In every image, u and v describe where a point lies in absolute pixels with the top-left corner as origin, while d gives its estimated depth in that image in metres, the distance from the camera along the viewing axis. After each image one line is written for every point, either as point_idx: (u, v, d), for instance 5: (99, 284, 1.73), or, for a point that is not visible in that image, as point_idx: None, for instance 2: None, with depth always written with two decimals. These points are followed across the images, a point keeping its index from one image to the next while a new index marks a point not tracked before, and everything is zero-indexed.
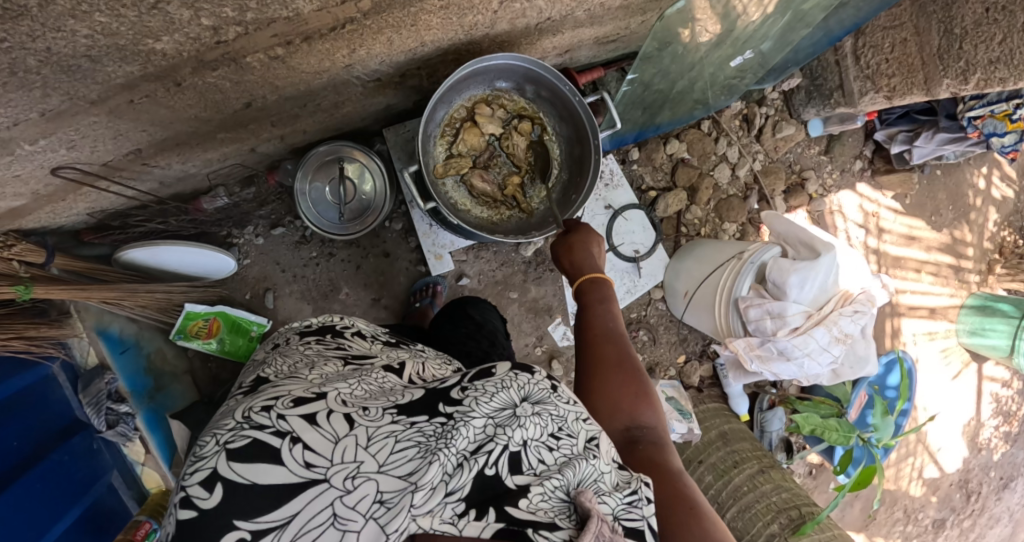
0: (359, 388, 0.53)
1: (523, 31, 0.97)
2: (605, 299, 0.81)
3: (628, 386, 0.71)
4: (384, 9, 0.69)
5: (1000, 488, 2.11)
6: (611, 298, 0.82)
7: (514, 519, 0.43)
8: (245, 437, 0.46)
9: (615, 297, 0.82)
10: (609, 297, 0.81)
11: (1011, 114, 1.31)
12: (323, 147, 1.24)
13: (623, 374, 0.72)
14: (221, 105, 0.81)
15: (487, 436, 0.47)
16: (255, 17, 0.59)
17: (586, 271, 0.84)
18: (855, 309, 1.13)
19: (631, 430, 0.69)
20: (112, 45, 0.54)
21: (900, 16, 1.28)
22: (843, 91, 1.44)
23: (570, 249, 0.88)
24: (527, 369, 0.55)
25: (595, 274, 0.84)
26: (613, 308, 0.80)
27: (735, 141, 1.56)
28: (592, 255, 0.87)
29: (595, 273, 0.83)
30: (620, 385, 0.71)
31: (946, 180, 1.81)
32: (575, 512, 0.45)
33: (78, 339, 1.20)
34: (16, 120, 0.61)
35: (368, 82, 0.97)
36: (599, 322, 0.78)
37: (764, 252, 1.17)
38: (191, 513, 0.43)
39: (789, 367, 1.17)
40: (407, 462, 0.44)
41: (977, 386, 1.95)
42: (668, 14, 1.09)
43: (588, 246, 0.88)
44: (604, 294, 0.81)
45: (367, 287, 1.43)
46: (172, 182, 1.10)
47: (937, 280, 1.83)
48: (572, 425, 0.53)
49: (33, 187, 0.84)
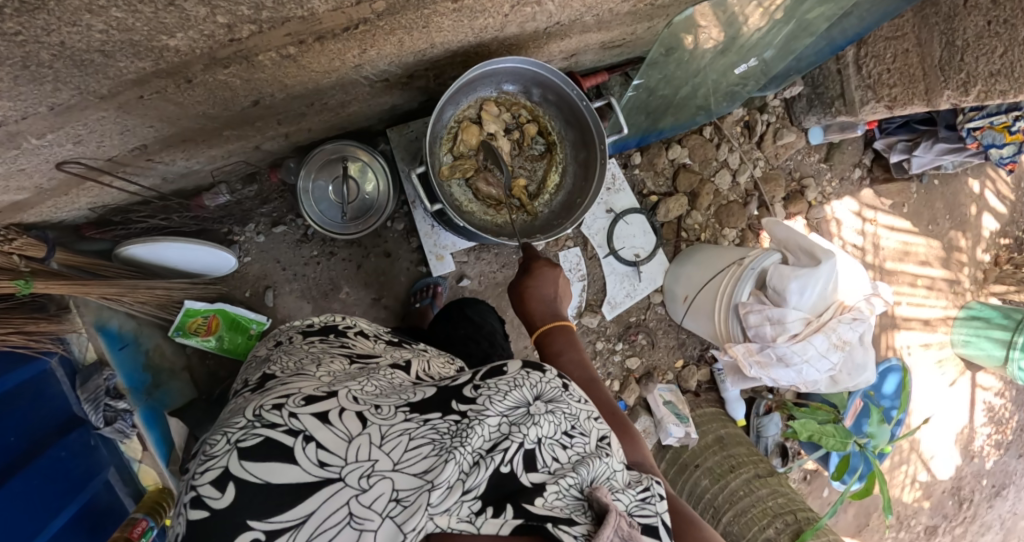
0: (369, 386, 0.53)
1: (531, 34, 0.98)
2: (567, 346, 0.82)
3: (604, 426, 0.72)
4: (397, 10, 0.69)
5: (992, 495, 2.13)
6: (574, 343, 0.82)
7: (532, 514, 0.44)
8: (257, 435, 0.46)
9: (578, 341, 0.83)
10: (569, 343, 0.82)
11: (1010, 126, 1.33)
12: (329, 145, 1.24)
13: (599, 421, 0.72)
14: (229, 103, 0.81)
15: (502, 434, 0.47)
16: (270, 15, 0.59)
17: (545, 321, 0.85)
18: (853, 317, 1.14)
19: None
20: (126, 40, 0.54)
21: (901, 27, 1.29)
22: (844, 100, 1.45)
23: (527, 296, 0.86)
24: (539, 368, 0.55)
25: (551, 321, 0.85)
26: (576, 353, 0.81)
27: (735, 148, 1.57)
28: (550, 298, 0.86)
29: (555, 321, 0.84)
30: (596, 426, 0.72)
31: (943, 190, 1.83)
32: (590, 508, 0.46)
33: (76, 335, 1.19)
34: (25, 114, 0.61)
35: (376, 82, 0.97)
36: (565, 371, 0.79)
37: (764, 258, 1.19)
38: (203, 513, 0.43)
39: (788, 373, 1.18)
40: (423, 461, 0.45)
41: (970, 396, 1.97)
42: (677, 20, 1.09)
43: (544, 290, 0.86)
44: (563, 340, 0.83)
45: (367, 287, 1.42)
46: (174, 178, 1.09)
47: (931, 291, 1.85)
48: (584, 423, 0.54)
49: (36, 181, 0.83)
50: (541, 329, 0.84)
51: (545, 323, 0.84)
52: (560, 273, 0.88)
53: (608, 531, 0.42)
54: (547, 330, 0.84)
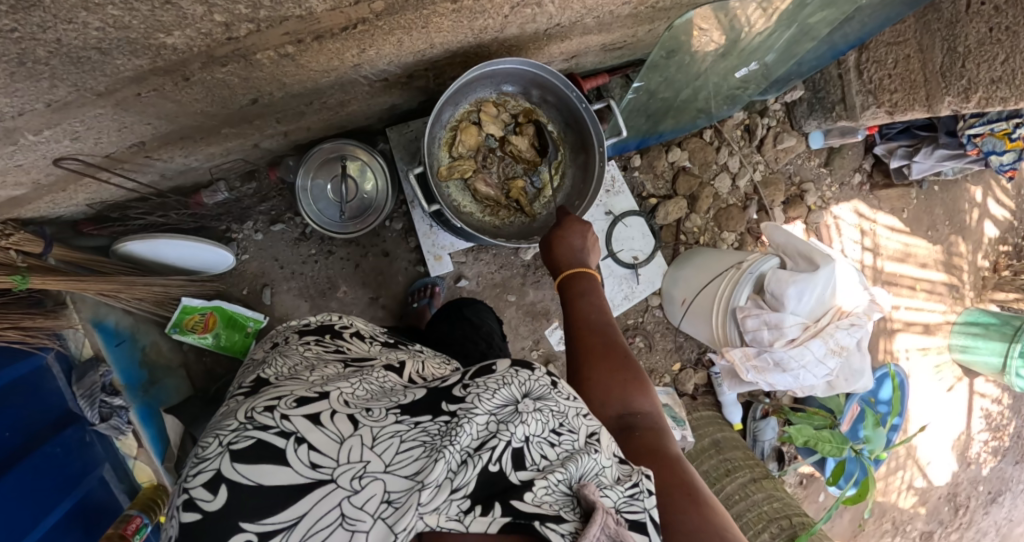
0: (361, 388, 0.53)
1: (531, 36, 0.98)
2: (591, 292, 0.81)
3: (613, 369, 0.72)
4: (397, 10, 0.69)
5: (988, 502, 2.13)
6: (599, 291, 0.81)
7: (519, 512, 0.43)
8: (248, 438, 0.46)
9: (602, 289, 0.82)
10: (592, 288, 0.81)
11: (1010, 133, 1.33)
12: (328, 144, 1.23)
13: (613, 367, 0.72)
14: (227, 101, 0.81)
15: (490, 432, 0.47)
16: (268, 14, 0.59)
17: (569, 266, 0.84)
18: (851, 322, 1.14)
19: (626, 417, 0.69)
20: (123, 38, 0.54)
21: (903, 32, 1.29)
22: (845, 105, 1.44)
23: (557, 242, 0.85)
24: (528, 366, 0.55)
25: (576, 267, 0.83)
26: (600, 300, 0.80)
27: (735, 151, 1.57)
28: (579, 248, 0.85)
29: (581, 267, 0.83)
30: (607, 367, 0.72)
31: (944, 196, 1.83)
32: (579, 505, 0.45)
33: (73, 331, 1.19)
34: (21, 110, 0.61)
35: (375, 82, 0.97)
36: (585, 315, 0.78)
37: (763, 262, 1.19)
38: (196, 515, 0.43)
39: (785, 378, 1.18)
40: (413, 462, 0.44)
41: (968, 402, 1.97)
42: (677, 23, 1.08)
43: (574, 239, 0.85)
44: (587, 285, 0.81)
45: (365, 286, 1.42)
46: (173, 175, 1.09)
47: (930, 296, 1.85)
48: (573, 421, 0.53)
49: (33, 177, 0.83)
50: (566, 272, 0.83)
51: (570, 268, 0.83)
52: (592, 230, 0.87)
53: (595, 528, 0.42)
54: (573, 274, 0.83)
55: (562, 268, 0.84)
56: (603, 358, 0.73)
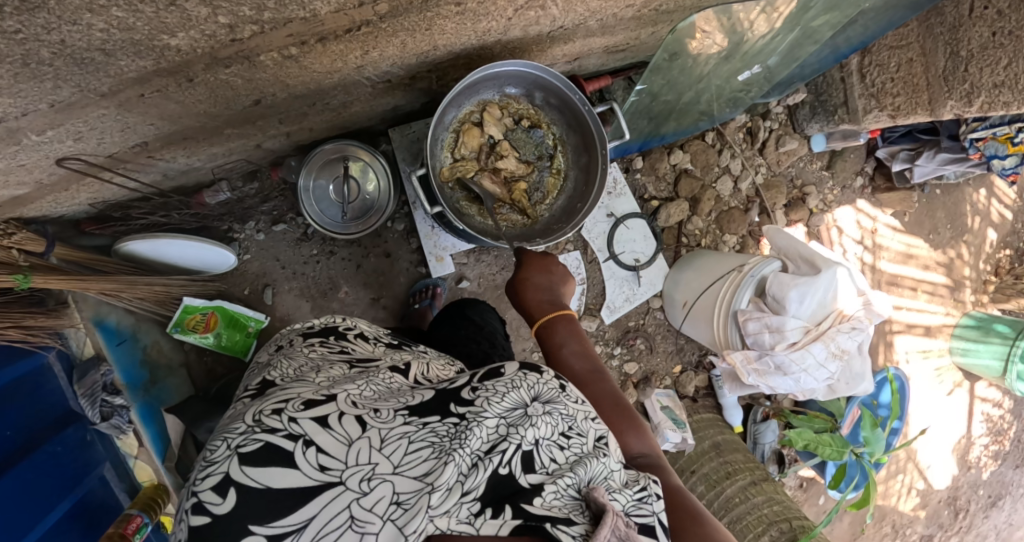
0: (368, 390, 0.53)
1: (535, 38, 0.98)
2: (569, 337, 0.80)
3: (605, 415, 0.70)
4: (400, 13, 0.69)
5: (987, 506, 2.13)
6: (576, 334, 0.81)
7: (530, 515, 0.43)
8: (256, 441, 0.45)
9: (580, 332, 0.81)
10: (570, 333, 0.80)
11: (1012, 137, 1.33)
12: (329, 145, 1.23)
13: (604, 412, 0.70)
14: (230, 102, 0.81)
15: (500, 436, 0.47)
16: (272, 16, 0.59)
17: (545, 313, 0.84)
18: (851, 326, 1.14)
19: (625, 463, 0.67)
20: (127, 39, 0.54)
21: (906, 36, 1.28)
22: (848, 108, 1.44)
23: (523, 285, 0.87)
24: (536, 369, 0.55)
25: (552, 312, 0.83)
26: (579, 344, 0.80)
27: (737, 154, 1.57)
28: (548, 288, 0.87)
29: (554, 312, 0.83)
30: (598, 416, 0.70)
31: (946, 200, 1.82)
32: (588, 508, 0.45)
33: (74, 330, 1.19)
34: (25, 111, 0.61)
35: (378, 83, 0.97)
36: (568, 363, 0.77)
37: (764, 266, 1.19)
38: (205, 519, 0.43)
39: (786, 382, 1.17)
40: (422, 463, 0.44)
41: (968, 406, 1.97)
42: (680, 26, 1.07)
43: (538, 278, 0.87)
44: (564, 330, 0.81)
45: (366, 286, 1.42)
46: (175, 175, 1.09)
47: (932, 299, 1.85)
48: (582, 424, 0.53)
49: (36, 176, 0.83)
50: (542, 320, 0.83)
51: (544, 315, 0.83)
52: (554, 262, 0.90)
53: (606, 531, 0.42)
54: (547, 321, 0.83)
55: (536, 316, 0.84)
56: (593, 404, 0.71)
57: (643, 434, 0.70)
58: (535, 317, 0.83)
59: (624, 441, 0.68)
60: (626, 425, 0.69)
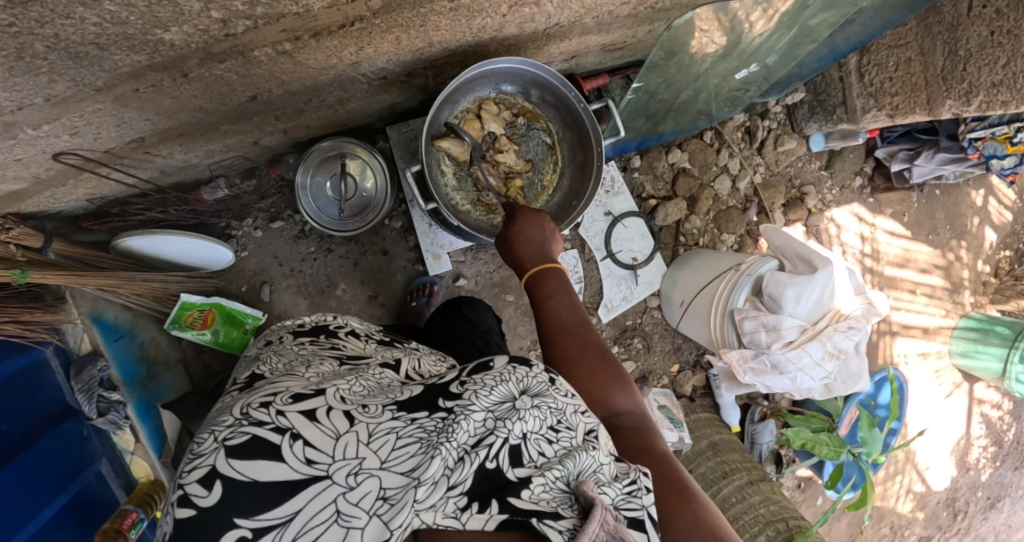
0: (357, 385, 0.53)
1: (531, 35, 0.98)
2: (558, 289, 0.76)
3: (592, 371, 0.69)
4: (393, 8, 0.69)
5: (986, 508, 2.12)
6: (565, 286, 0.77)
7: (517, 509, 0.43)
8: (244, 434, 0.46)
9: (570, 285, 0.78)
10: (560, 285, 0.77)
11: (1011, 137, 1.32)
12: (326, 142, 1.24)
13: (590, 367, 0.69)
14: (226, 97, 0.81)
15: (487, 429, 0.47)
16: (265, 11, 0.59)
17: (534, 264, 0.79)
18: (849, 325, 1.13)
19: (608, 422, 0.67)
20: (120, 33, 0.54)
21: (905, 35, 1.28)
22: (846, 108, 1.44)
23: (516, 239, 0.82)
24: (525, 362, 0.56)
25: (542, 263, 0.79)
26: (568, 296, 0.76)
27: (736, 154, 1.56)
28: (538, 242, 0.82)
29: (545, 263, 0.79)
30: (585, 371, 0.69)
31: (945, 200, 1.82)
32: (578, 501, 0.45)
33: (72, 325, 1.19)
34: (20, 105, 0.61)
35: (374, 80, 0.97)
36: (556, 315, 0.74)
37: (761, 265, 1.19)
38: (190, 511, 0.43)
39: (782, 380, 1.17)
40: (410, 459, 0.45)
41: (967, 408, 1.96)
42: (676, 23, 1.07)
43: (532, 232, 0.82)
44: (553, 282, 0.77)
45: (364, 284, 1.43)
46: (173, 171, 1.09)
47: (931, 300, 1.84)
48: (571, 418, 0.53)
49: (33, 171, 0.83)
50: (531, 272, 0.79)
51: (534, 265, 0.79)
52: (547, 218, 0.85)
53: (594, 523, 0.42)
54: (537, 272, 0.78)
55: (526, 268, 0.80)
56: (578, 360, 0.70)
57: (630, 389, 0.69)
58: (525, 268, 0.80)
59: (611, 397, 0.67)
60: (610, 380, 0.68)
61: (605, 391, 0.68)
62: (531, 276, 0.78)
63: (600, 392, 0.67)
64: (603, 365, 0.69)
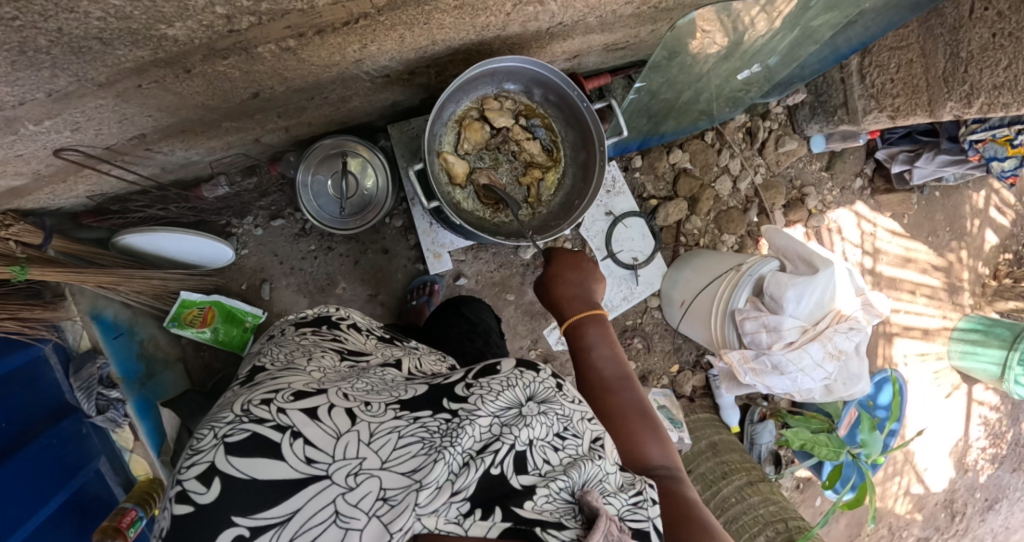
0: (361, 384, 0.53)
1: (534, 34, 0.98)
2: (598, 340, 0.79)
3: (626, 427, 0.70)
4: (399, 6, 0.69)
5: (984, 509, 2.12)
6: (605, 336, 0.80)
7: (520, 518, 0.43)
8: (244, 431, 0.46)
9: (610, 335, 0.81)
10: (600, 336, 0.80)
11: (1012, 139, 1.31)
12: (328, 141, 1.24)
13: (624, 422, 0.71)
14: (228, 94, 0.81)
15: (493, 435, 0.47)
16: (269, 7, 0.59)
17: (576, 312, 0.82)
18: (850, 326, 1.13)
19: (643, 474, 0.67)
20: (124, 28, 0.54)
21: (906, 37, 1.29)
22: (847, 109, 1.45)
23: (556, 282, 0.85)
24: (532, 368, 0.55)
25: (584, 311, 0.82)
26: (609, 347, 0.79)
27: (737, 154, 1.57)
28: (580, 286, 0.85)
29: (586, 312, 0.82)
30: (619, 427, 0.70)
31: (945, 202, 1.83)
32: (581, 512, 0.45)
33: (71, 322, 1.18)
34: (22, 100, 0.61)
35: (376, 78, 0.97)
36: (596, 369, 0.77)
37: (762, 265, 1.19)
38: (188, 508, 0.43)
39: (782, 381, 1.17)
40: (411, 459, 0.44)
41: (966, 409, 1.97)
42: (679, 24, 1.08)
43: (570, 274, 0.85)
44: (594, 331, 0.80)
45: (364, 283, 1.42)
46: (174, 168, 1.09)
47: (930, 302, 1.85)
48: (577, 425, 0.53)
49: (33, 167, 0.83)
50: (572, 319, 0.82)
51: (575, 313, 0.82)
52: (585, 259, 0.88)
53: (598, 535, 0.42)
54: (578, 319, 0.81)
55: (567, 314, 0.83)
56: (615, 415, 0.72)
57: (663, 442, 0.70)
58: (566, 315, 0.82)
59: (645, 451, 0.68)
60: (647, 434, 0.70)
61: (638, 445, 0.69)
62: (571, 324, 0.82)
63: (634, 446, 0.69)
64: (636, 417, 0.72)
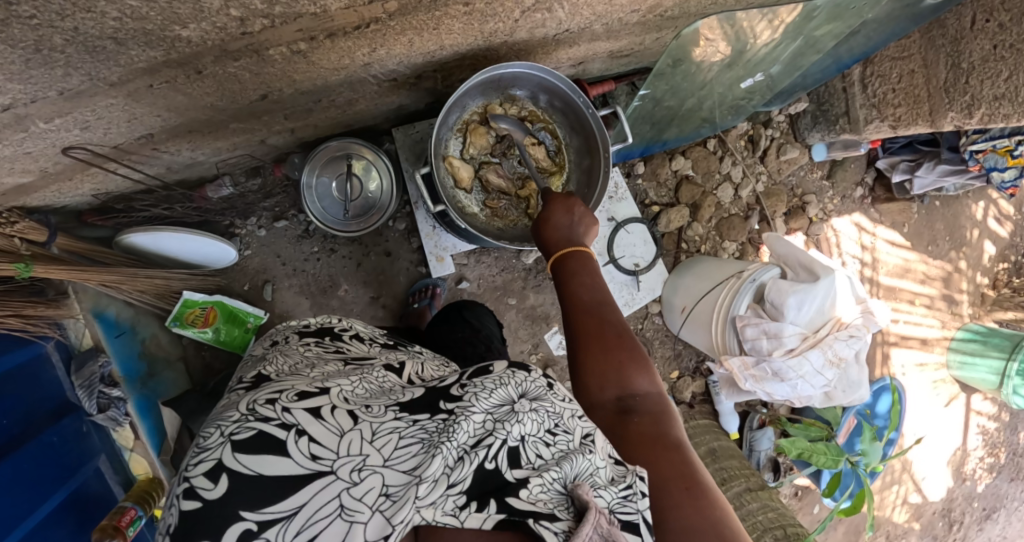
0: (360, 387, 0.53)
1: (540, 40, 0.99)
2: (582, 268, 0.77)
3: (610, 354, 0.69)
4: (409, 11, 0.69)
5: (982, 519, 2.12)
6: (588, 266, 0.78)
7: (514, 509, 0.43)
8: (250, 429, 0.46)
9: (594, 265, 0.78)
10: (583, 265, 0.77)
11: (1011, 150, 1.33)
12: (333, 142, 1.24)
13: (608, 346, 0.70)
14: (237, 95, 0.81)
15: (487, 430, 0.47)
16: (282, 10, 0.59)
17: (562, 247, 0.80)
18: (850, 334, 1.14)
19: (627, 400, 0.67)
20: (139, 29, 0.55)
21: (908, 47, 1.29)
22: (849, 118, 1.46)
23: (543, 224, 0.83)
24: (524, 368, 0.56)
25: (570, 245, 0.80)
26: (592, 276, 0.77)
27: (738, 161, 1.58)
28: (567, 225, 0.82)
29: (572, 246, 0.80)
30: (604, 354, 0.69)
31: (945, 212, 1.84)
32: (573, 504, 0.44)
33: (73, 320, 1.20)
34: (34, 98, 0.61)
35: (383, 82, 0.98)
36: (578, 294, 0.75)
37: (764, 272, 1.19)
38: (196, 503, 0.43)
39: (783, 387, 1.18)
40: (412, 458, 0.45)
41: (964, 419, 1.97)
42: (683, 32, 1.07)
43: (559, 217, 0.82)
44: (578, 263, 0.78)
45: (366, 285, 1.43)
46: (179, 168, 1.10)
47: (929, 311, 1.86)
48: (568, 421, 0.52)
49: (41, 165, 0.83)
50: (559, 255, 0.80)
51: (561, 249, 0.80)
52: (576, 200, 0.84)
53: (588, 528, 0.41)
54: (563, 253, 0.79)
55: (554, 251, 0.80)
56: (600, 341, 0.70)
57: (649, 371, 0.70)
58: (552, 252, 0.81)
59: (631, 379, 0.68)
60: (631, 362, 0.69)
61: (624, 373, 0.68)
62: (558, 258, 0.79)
63: (619, 374, 0.68)
64: (621, 343, 0.70)
